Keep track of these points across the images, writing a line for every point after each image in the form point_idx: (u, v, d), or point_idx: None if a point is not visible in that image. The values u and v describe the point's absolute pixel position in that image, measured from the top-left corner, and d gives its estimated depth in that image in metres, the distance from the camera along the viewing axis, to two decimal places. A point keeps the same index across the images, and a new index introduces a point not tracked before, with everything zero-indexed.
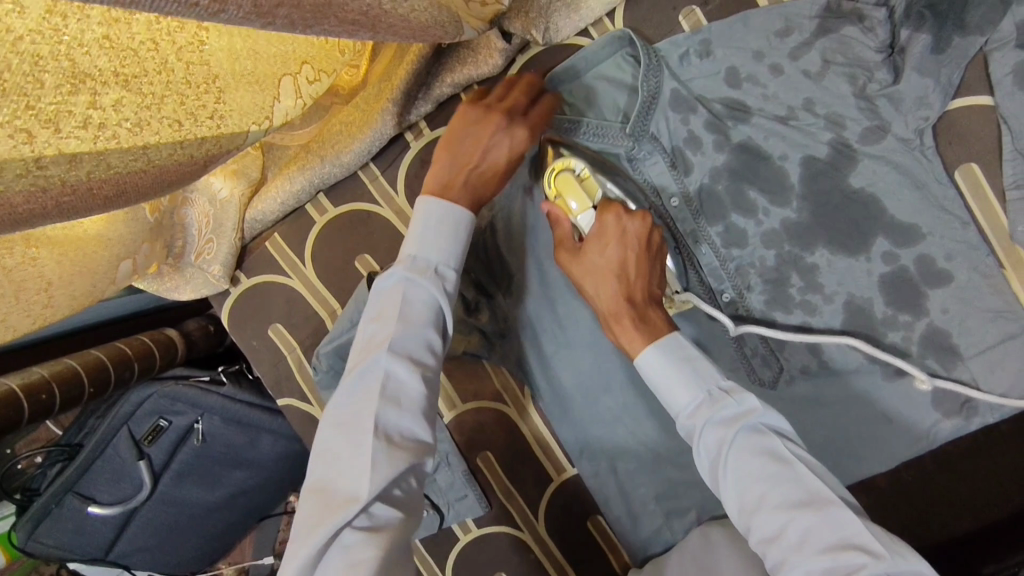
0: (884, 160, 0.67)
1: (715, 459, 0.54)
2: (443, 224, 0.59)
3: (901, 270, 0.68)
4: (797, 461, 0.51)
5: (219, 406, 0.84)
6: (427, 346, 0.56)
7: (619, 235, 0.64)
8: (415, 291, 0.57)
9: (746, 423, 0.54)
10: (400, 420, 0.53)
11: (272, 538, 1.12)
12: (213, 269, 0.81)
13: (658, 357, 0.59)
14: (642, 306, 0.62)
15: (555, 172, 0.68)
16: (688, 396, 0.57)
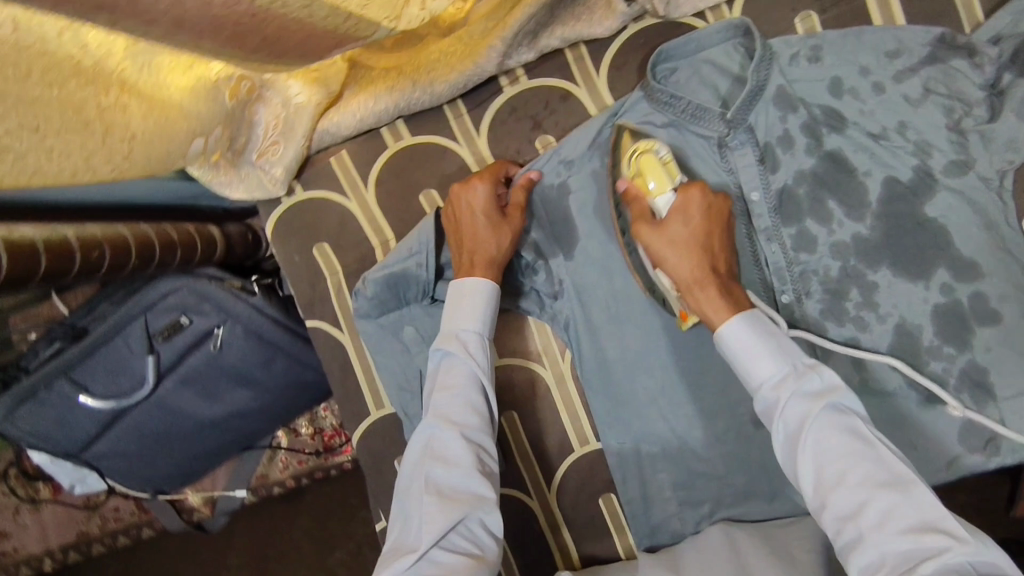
0: (961, 195, 0.69)
1: (795, 433, 0.57)
2: (467, 299, 0.70)
3: (955, 304, 0.70)
4: (879, 443, 0.55)
5: (246, 315, 0.81)
6: (467, 407, 0.66)
7: (706, 209, 0.65)
8: (453, 364, 0.68)
9: (830, 401, 0.57)
10: (452, 477, 0.64)
11: (250, 472, 1.07)
12: (275, 171, 0.78)
13: (746, 327, 0.61)
14: (725, 279, 0.65)
15: (639, 152, 0.68)
16: (773, 369, 0.59)
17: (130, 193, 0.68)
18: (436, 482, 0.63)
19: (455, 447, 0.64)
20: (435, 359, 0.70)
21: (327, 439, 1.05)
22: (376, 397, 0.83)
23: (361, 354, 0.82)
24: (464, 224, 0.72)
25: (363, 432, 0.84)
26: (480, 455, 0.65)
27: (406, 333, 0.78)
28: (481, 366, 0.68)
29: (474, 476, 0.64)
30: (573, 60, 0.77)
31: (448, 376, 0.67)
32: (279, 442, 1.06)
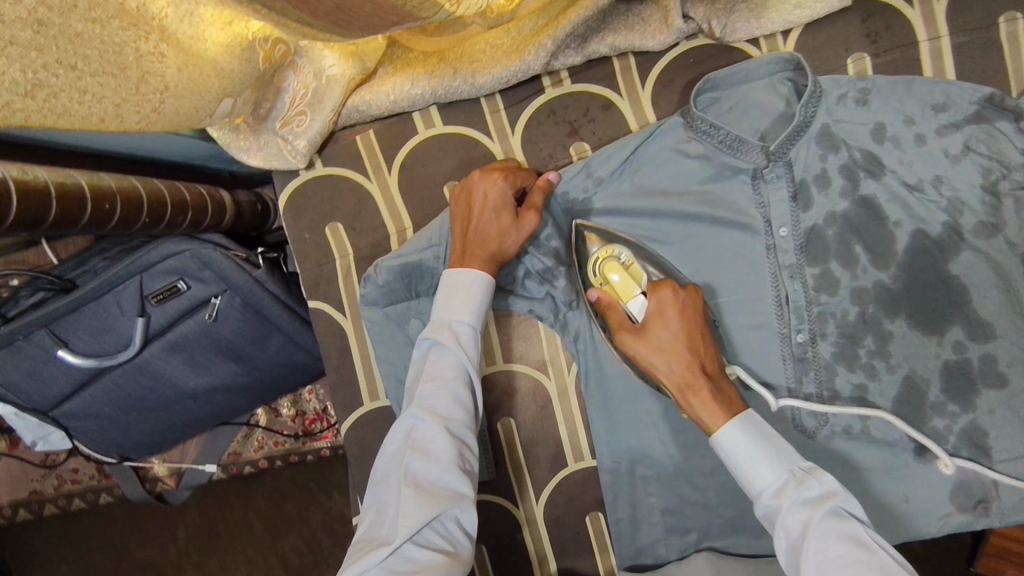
0: (986, 257, 0.69)
1: (797, 542, 0.56)
2: (464, 290, 0.67)
3: (966, 363, 0.71)
4: (879, 549, 0.53)
5: (247, 287, 0.77)
6: (453, 400, 0.62)
7: (680, 308, 0.65)
8: (442, 355, 0.64)
9: (830, 507, 0.56)
10: (432, 471, 0.60)
11: (222, 447, 1.03)
12: (297, 143, 0.75)
13: (739, 431, 0.61)
14: (714, 378, 0.64)
15: (601, 259, 0.70)
16: (771, 476, 0.59)
17: (123, 145, 0.65)
18: (415, 474, 0.59)
19: (439, 439, 0.60)
20: (422, 347, 0.66)
21: (308, 424, 1.01)
22: (371, 387, 0.80)
23: (362, 341, 0.79)
24: (475, 216, 0.69)
25: (352, 422, 0.80)
26: (462, 451, 0.61)
27: (411, 326, 0.76)
28: (470, 359, 0.65)
29: (455, 471, 0.60)
30: (620, 70, 0.75)
31: (435, 366, 0.64)
32: (258, 421, 1.02)
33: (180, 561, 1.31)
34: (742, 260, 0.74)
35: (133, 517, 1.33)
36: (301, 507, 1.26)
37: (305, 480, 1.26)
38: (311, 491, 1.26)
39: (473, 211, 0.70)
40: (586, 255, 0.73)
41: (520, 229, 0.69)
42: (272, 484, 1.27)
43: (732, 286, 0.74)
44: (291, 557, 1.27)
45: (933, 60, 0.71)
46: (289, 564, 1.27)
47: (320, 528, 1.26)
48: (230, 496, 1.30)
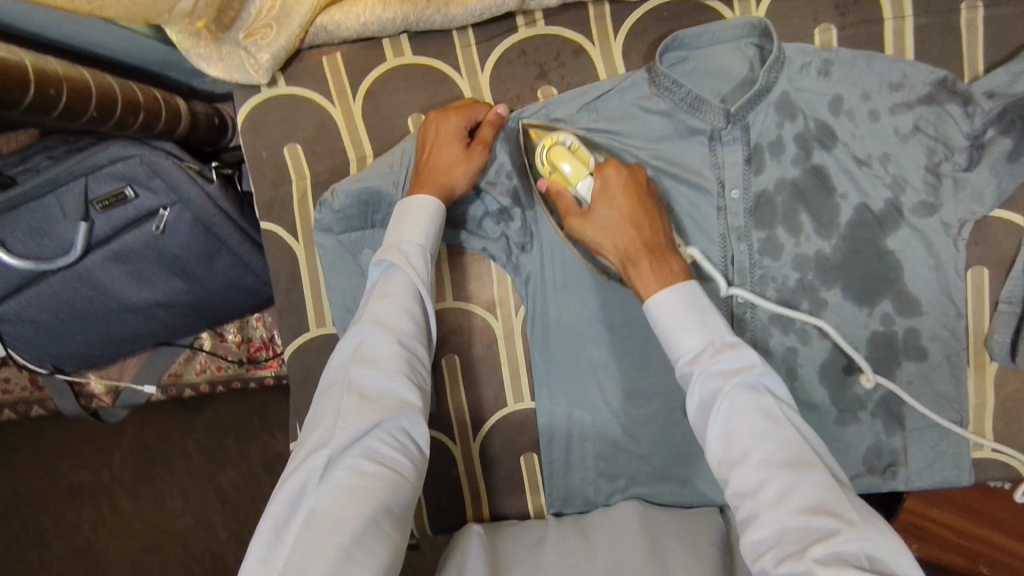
0: (920, 235, 0.73)
1: (707, 405, 0.58)
2: (416, 215, 0.67)
3: (891, 335, 0.75)
4: (784, 424, 0.56)
5: (198, 202, 0.76)
6: (403, 315, 0.63)
7: (624, 186, 0.67)
8: (393, 274, 0.65)
9: (742, 379, 0.58)
10: (377, 380, 0.60)
11: (163, 369, 1.02)
12: (260, 57, 0.72)
13: (669, 302, 0.62)
14: (658, 251, 0.66)
15: (548, 147, 0.70)
16: (693, 342, 0.60)
17: (70, 35, 0.63)
18: (359, 383, 0.60)
19: (385, 351, 0.61)
20: (379, 268, 0.67)
21: (253, 351, 1.01)
22: (319, 314, 0.80)
23: (311, 267, 0.79)
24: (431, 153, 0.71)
25: (296, 347, 0.81)
26: (411, 363, 0.62)
27: (364, 256, 0.76)
28: (420, 276, 0.65)
29: (402, 381, 0.60)
30: (594, 17, 0.75)
31: (385, 286, 0.64)
32: (202, 344, 1.01)
33: (113, 486, 1.30)
34: (692, 218, 0.75)
35: (71, 440, 1.32)
36: (240, 442, 1.26)
37: (250, 417, 1.26)
38: (254, 428, 1.26)
39: (427, 147, 0.72)
40: (530, 144, 0.72)
41: (467, 164, 0.70)
42: (214, 417, 1.27)
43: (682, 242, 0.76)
44: (228, 491, 1.26)
45: (895, 39, 0.74)
46: (225, 497, 1.26)
47: (259, 466, 1.25)
48: (170, 427, 1.29)
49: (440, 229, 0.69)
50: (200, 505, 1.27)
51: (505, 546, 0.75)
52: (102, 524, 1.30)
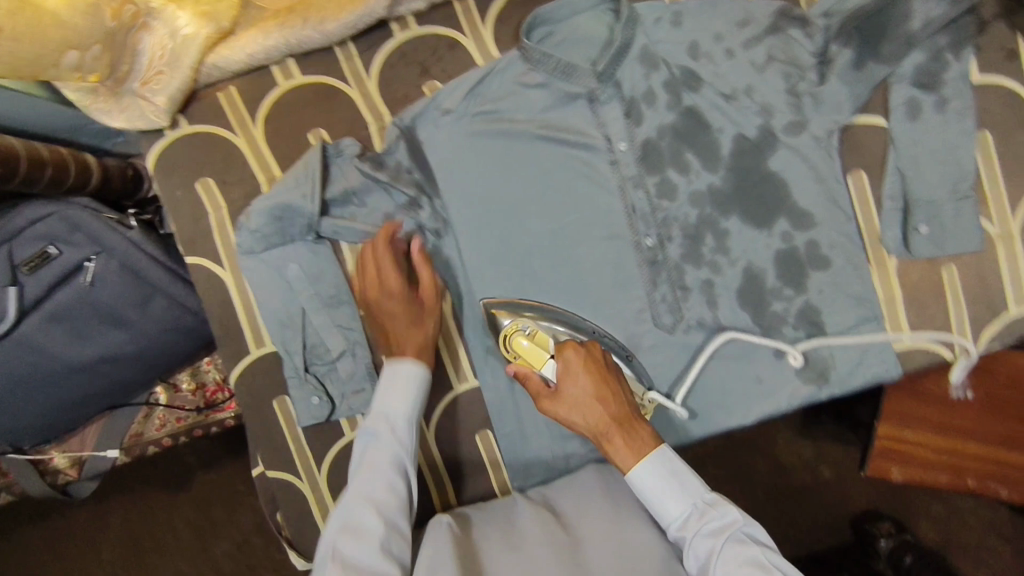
0: (797, 152, 0.79)
1: (704, 564, 0.67)
2: (396, 381, 0.76)
3: (793, 250, 0.80)
4: (773, 570, 0.64)
5: (122, 248, 0.80)
6: (382, 474, 0.71)
7: (585, 365, 0.74)
8: (377, 432, 0.73)
9: (730, 533, 0.68)
10: (364, 522, 0.68)
11: (123, 430, 1.03)
12: (157, 101, 0.77)
13: (648, 472, 0.71)
14: (626, 421, 0.73)
15: (509, 334, 0.77)
16: (679, 509, 0.70)
17: None
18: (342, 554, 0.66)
19: (373, 489, 0.70)
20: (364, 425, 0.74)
21: (210, 396, 1.03)
22: (257, 335, 0.83)
23: (242, 291, 0.82)
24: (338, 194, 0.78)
25: (241, 371, 0.84)
26: (394, 517, 0.70)
27: (289, 270, 0.81)
28: (400, 427, 0.74)
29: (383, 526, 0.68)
30: (460, 11, 0.81)
31: (370, 425, 0.74)
32: (157, 399, 1.02)
33: None
34: (589, 176, 0.81)
35: (56, 542, 1.29)
36: (227, 510, 1.27)
37: (238, 485, 1.28)
38: (240, 493, 1.27)
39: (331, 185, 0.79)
40: (496, 325, 0.80)
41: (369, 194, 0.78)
42: (199, 491, 1.27)
43: (585, 201, 0.81)
44: (225, 564, 1.26)
45: None
46: (224, 572, 1.26)
47: (252, 531, 1.26)
48: (155, 508, 1.28)
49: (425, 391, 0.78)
50: None
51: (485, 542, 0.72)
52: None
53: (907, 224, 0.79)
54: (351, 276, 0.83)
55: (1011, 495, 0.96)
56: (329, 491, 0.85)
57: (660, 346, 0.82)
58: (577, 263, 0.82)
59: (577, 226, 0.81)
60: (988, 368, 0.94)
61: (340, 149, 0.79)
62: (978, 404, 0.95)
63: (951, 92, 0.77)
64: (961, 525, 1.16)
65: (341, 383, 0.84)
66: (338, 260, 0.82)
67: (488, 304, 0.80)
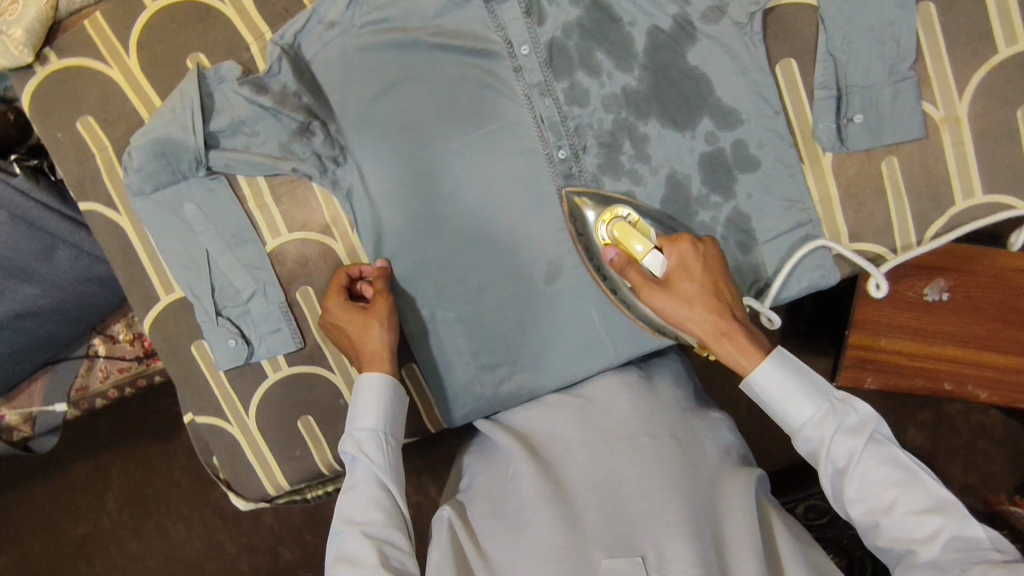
0: (718, 42, 0.72)
1: (842, 467, 0.60)
2: (363, 398, 0.68)
3: (719, 152, 0.74)
4: (918, 469, 0.59)
5: (8, 197, 0.77)
6: (369, 450, 0.66)
7: (704, 261, 0.65)
8: (360, 414, 0.67)
9: (870, 432, 0.60)
10: (356, 509, 0.63)
11: (68, 383, 1.02)
12: (13, 33, 0.72)
13: (779, 371, 0.62)
14: (746, 324, 0.64)
15: (608, 222, 0.70)
16: (810, 409, 0.62)
17: None
18: (349, 516, 0.63)
19: (362, 486, 0.64)
20: (356, 387, 0.69)
21: (149, 345, 1.01)
22: (164, 280, 0.80)
23: (141, 236, 0.79)
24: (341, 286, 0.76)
25: (153, 319, 0.81)
26: (384, 489, 0.65)
27: (186, 210, 0.77)
28: (380, 445, 0.66)
29: (376, 505, 0.63)
30: None
31: (352, 420, 0.67)
32: (96, 351, 1.01)
33: (116, 530, 1.30)
34: (491, 86, 0.74)
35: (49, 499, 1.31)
36: None
37: None
38: None
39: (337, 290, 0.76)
40: (590, 222, 0.73)
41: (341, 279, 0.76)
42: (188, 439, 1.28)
43: (490, 114, 0.75)
44: (225, 505, 1.29)
45: None
46: (225, 512, 1.29)
47: None
48: (149, 461, 1.29)
49: (397, 401, 0.70)
50: (204, 525, 1.29)
51: (480, 517, 0.69)
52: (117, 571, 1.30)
53: (841, 115, 0.73)
54: (252, 212, 0.79)
55: (991, 398, 0.89)
56: (258, 433, 0.84)
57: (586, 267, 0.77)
58: (488, 182, 0.77)
59: (485, 142, 0.75)
60: (963, 271, 0.88)
61: (219, 74, 0.74)
62: (952, 307, 0.88)
63: None
64: (937, 428, 1.13)
65: (255, 325, 0.81)
66: (237, 197, 0.78)
67: (574, 193, 0.73)
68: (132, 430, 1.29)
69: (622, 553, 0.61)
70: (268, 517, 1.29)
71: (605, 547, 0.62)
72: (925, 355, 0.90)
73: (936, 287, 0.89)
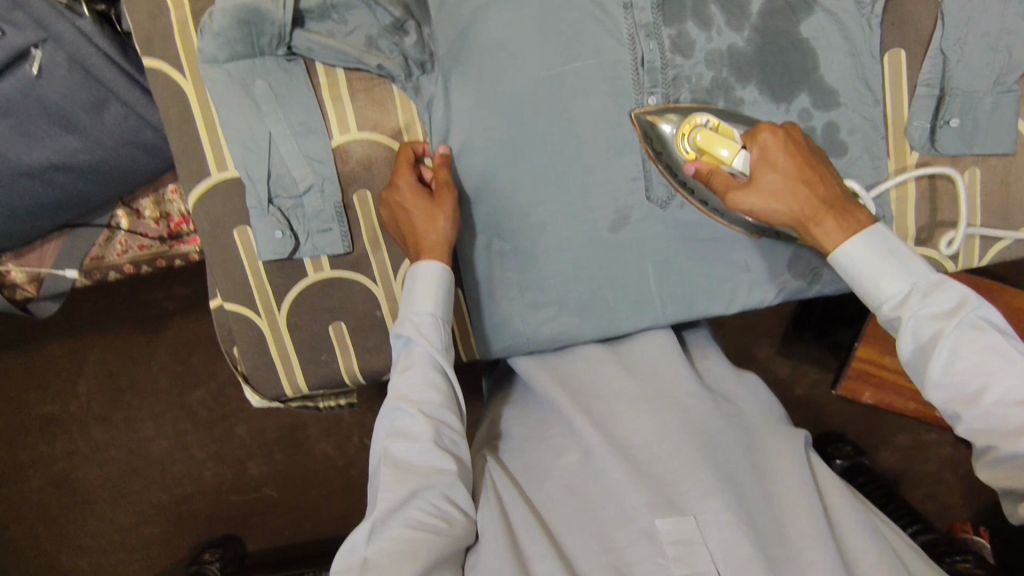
0: (833, 18, 0.71)
1: (926, 348, 0.59)
2: (423, 282, 0.70)
3: (810, 130, 0.72)
4: (1015, 358, 0.55)
5: (71, 37, 0.75)
6: (427, 333, 0.69)
7: (786, 150, 0.65)
8: (419, 298, 0.70)
9: (963, 317, 0.57)
10: (411, 387, 0.67)
11: (83, 251, 0.96)
12: None
13: (862, 250, 0.62)
14: (839, 202, 0.64)
15: (688, 133, 0.70)
16: (896, 286, 0.60)
17: None
18: (404, 394, 0.67)
19: (419, 368, 0.68)
20: (410, 274, 0.71)
21: (174, 227, 0.96)
22: (218, 156, 0.77)
23: (203, 105, 0.76)
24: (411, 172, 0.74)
25: (199, 194, 0.78)
26: (439, 374, 0.68)
27: (256, 86, 0.74)
28: (438, 333, 0.70)
29: (433, 389, 0.67)
30: None
31: (411, 301, 0.70)
32: (119, 223, 0.95)
33: (85, 419, 1.24)
34: (597, 16, 0.72)
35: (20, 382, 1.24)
36: (208, 358, 1.23)
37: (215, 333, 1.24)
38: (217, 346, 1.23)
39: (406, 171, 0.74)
40: (670, 133, 0.72)
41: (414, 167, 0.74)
42: (177, 336, 1.23)
43: (590, 47, 0.72)
44: (198, 411, 1.24)
45: None
46: (197, 417, 1.24)
47: (229, 382, 1.23)
48: (132, 350, 1.24)
49: (451, 292, 0.72)
50: (173, 429, 1.24)
51: (524, 470, 0.70)
52: (77, 455, 1.25)
53: (938, 116, 0.72)
54: (324, 103, 0.76)
55: None
56: (285, 331, 0.82)
57: (650, 222, 0.76)
58: (572, 117, 0.74)
59: (578, 75, 0.73)
60: None
61: None
62: None
63: None
64: (923, 455, 1.15)
65: (306, 220, 0.78)
66: (312, 83, 0.76)
67: (642, 113, 0.73)
68: (119, 317, 1.23)
69: (672, 513, 0.61)
70: (244, 431, 1.24)
71: (652, 507, 0.61)
72: None
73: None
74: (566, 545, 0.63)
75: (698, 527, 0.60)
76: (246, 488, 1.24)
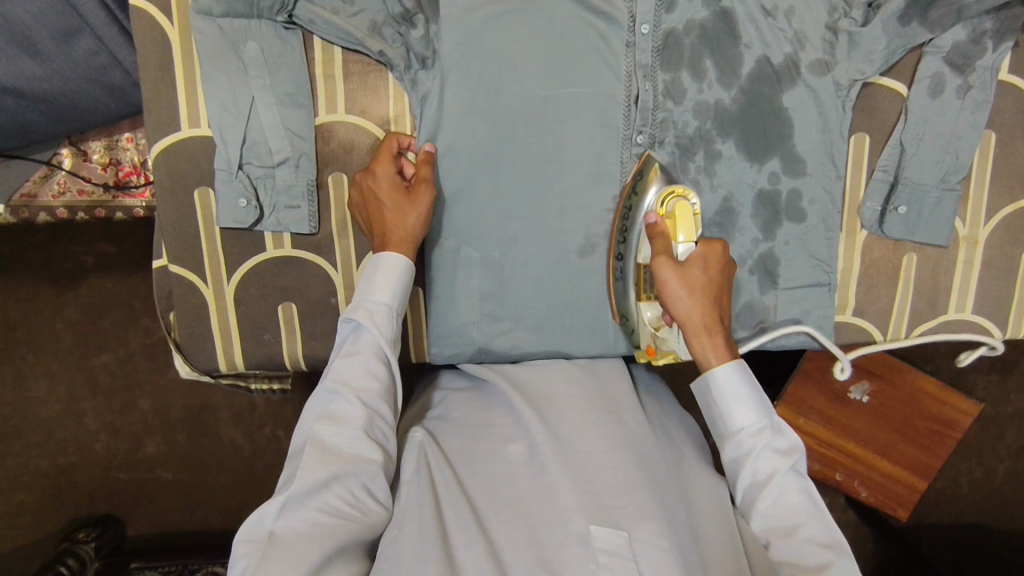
0: (813, 94, 0.76)
1: (760, 482, 0.64)
2: (383, 271, 0.69)
3: (776, 193, 0.77)
4: (824, 510, 0.63)
5: None
6: (376, 324, 0.68)
7: (722, 265, 0.67)
8: (372, 287, 0.69)
9: (796, 462, 0.64)
10: (349, 372, 0.65)
11: (14, 185, 0.88)
12: None
13: (736, 377, 0.64)
14: (726, 332, 0.67)
15: (676, 195, 0.70)
16: (752, 419, 0.64)
17: None
18: (342, 378, 0.65)
19: (360, 356, 0.66)
20: (373, 262, 0.70)
21: (121, 176, 0.89)
22: (191, 112, 0.74)
23: (186, 56, 0.73)
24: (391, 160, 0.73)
25: (163, 147, 0.74)
26: (380, 365, 0.66)
27: (248, 49, 0.72)
28: (389, 327, 0.68)
29: (372, 379, 0.65)
30: None
31: (363, 290, 0.69)
32: (61, 163, 0.88)
33: None
34: (600, 48, 0.74)
35: None
36: (120, 323, 1.14)
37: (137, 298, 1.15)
38: (133, 313, 1.14)
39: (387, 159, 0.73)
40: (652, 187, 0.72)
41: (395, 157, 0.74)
42: (91, 295, 1.14)
43: (589, 76, 0.74)
44: (99, 379, 1.15)
45: None
46: (97, 385, 1.15)
47: (137, 353, 1.15)
48: (39, 304, 1.13)
49: (411, 286, 0.72)
50: (67, 393, 1.15)
51: (459, 454, 0.69)
52: None
53: (889, 201, 0.79)
54: (316, 79, 0.75)
55: (869, 497, 1.00)
56: (232, 304, 0.79)
57: None
58: (559, 139, 0.76)
59: (573, 100, 0.75)
60: (887, 381, 0.96)
61: None
62: (868, 409, 0.97)
63: (976, 80, 0.75)
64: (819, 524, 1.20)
65: (275, 193, 0.76)
66: (306, 56, 0.74)
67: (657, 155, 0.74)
68: (28, 264, 1.13)
69: (605, 522, 0.61)
70: (145, 407, 1.15)
71: (587, 515, 0.61)
72: (831, 445, 0.99)
73: (861, 388, 0.96)
74: (491, 532, 0.62)
75: (629, 543, 0.60)
76: (137, 469, 1.16)
